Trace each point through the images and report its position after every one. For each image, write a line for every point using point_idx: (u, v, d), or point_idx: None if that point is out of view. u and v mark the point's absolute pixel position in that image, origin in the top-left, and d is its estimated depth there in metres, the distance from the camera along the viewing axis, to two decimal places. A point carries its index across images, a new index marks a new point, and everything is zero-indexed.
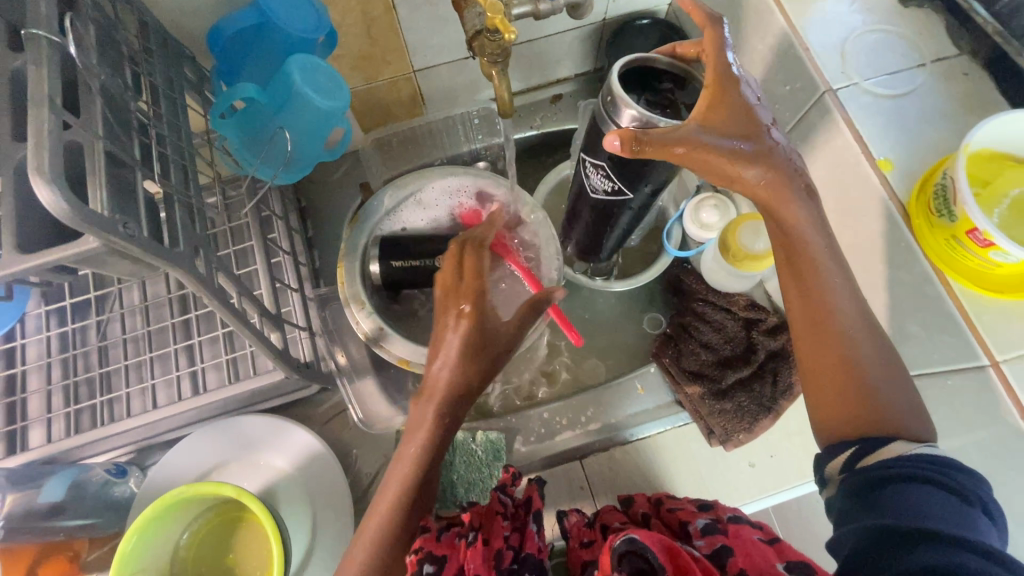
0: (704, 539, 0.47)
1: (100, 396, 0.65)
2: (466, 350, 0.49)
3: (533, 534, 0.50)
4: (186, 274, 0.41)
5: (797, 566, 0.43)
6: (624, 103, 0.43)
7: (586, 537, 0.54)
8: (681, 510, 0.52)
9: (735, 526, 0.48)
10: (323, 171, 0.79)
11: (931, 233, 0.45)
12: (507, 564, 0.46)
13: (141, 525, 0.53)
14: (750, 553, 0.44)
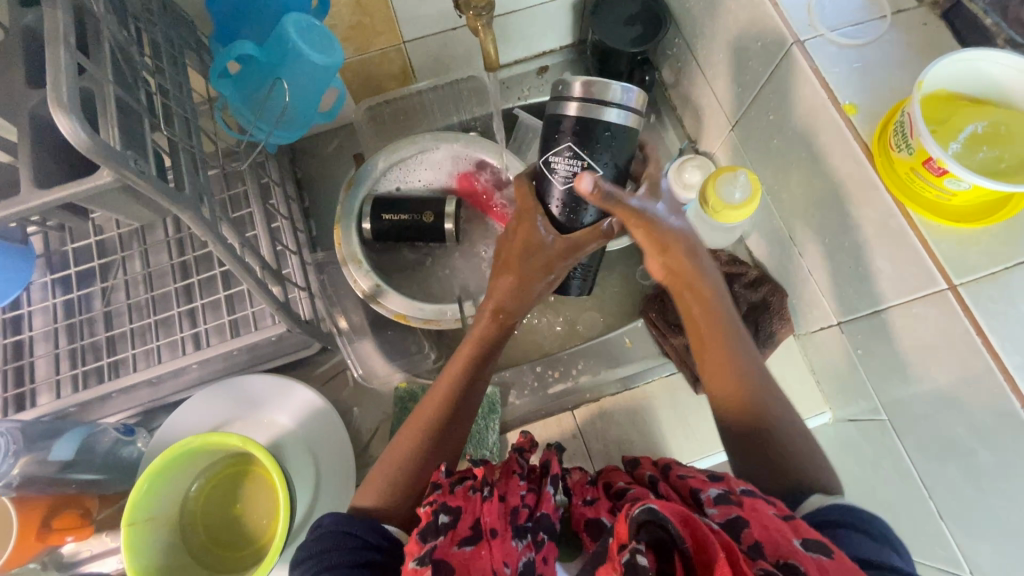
0: (716, 508, 0.41)
1: (105, 358, 0.67)
2: (522, 265, 0.55)
3: (549, 495, 0.44)
4: (192, 217, 0.44)
5: (816, 546, 0.37)
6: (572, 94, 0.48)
7: (589, 494, 0.48)
8: (692, 476, 0.45)
9: (751, 499, 0.40)
10: (317, 144, 0.81)
11: (892, 168, 0.48)
12: (521, 522, 0.42)
13: (153, 471, 0.55)
14: (768, 529, 0.38)
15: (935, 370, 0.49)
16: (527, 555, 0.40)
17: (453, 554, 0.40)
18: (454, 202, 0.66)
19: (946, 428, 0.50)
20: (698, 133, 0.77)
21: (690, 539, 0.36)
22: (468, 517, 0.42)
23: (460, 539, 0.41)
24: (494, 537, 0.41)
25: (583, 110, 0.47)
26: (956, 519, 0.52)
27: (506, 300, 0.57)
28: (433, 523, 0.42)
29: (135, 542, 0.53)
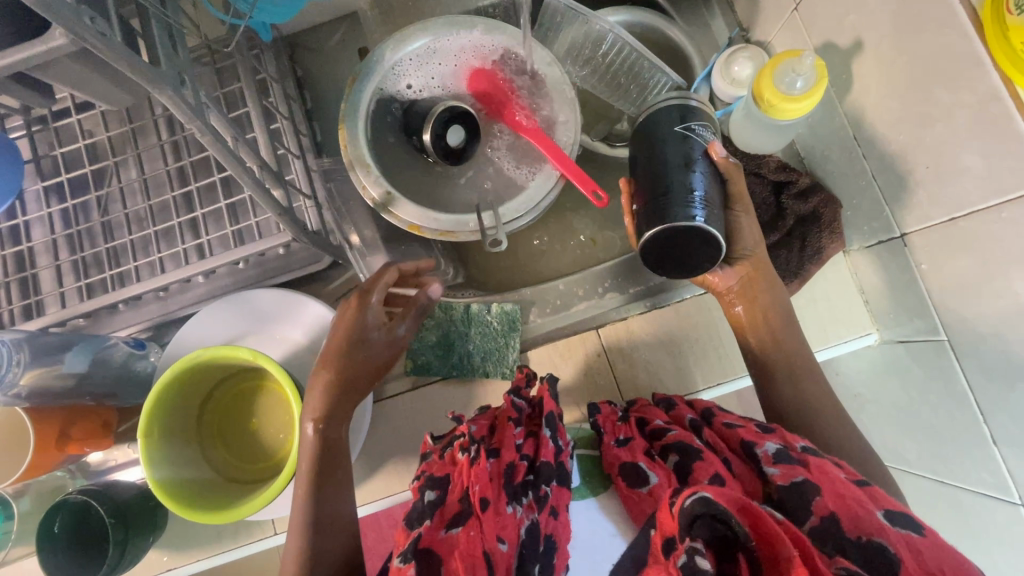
0: (778, 468, 0.42)
1: (108, 270, 0.64)
2: (337, 374, 0.51)
3: (545, 440, 0.47)
4: (171, 98, 0.38)
5: (899, 518, 0.38)
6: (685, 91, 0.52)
7: (621, 434, 0.51)
8: (742, 427, 0.48)
9: (816, 460, 0.42)
10: (318, 36, 0.72)
11: (1005, 39, 0.39)
12: (519, 482, 0.45)
13: (165, 384, 0.53)
14: (843, 496, 0.39)
15: (1018, 283, 0.43)
16: (529, 519, 0.43)
17: (440, 540, 0.42)
18: (433, 119, 0.60)
19: (1020, 347, 0.45)
20: (752, 19, 0.67)
21: (756, 534, 0.35)
22: (455, 490, 0.44)
23: (448, 519, 0.43)
24: (485, 510, 0.42)
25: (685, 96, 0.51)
26: (1012, 444, 0.48)
27: (322, 406, 0.51)
28: (421, 506, 0.44)
29: (151, 452, 0.52)
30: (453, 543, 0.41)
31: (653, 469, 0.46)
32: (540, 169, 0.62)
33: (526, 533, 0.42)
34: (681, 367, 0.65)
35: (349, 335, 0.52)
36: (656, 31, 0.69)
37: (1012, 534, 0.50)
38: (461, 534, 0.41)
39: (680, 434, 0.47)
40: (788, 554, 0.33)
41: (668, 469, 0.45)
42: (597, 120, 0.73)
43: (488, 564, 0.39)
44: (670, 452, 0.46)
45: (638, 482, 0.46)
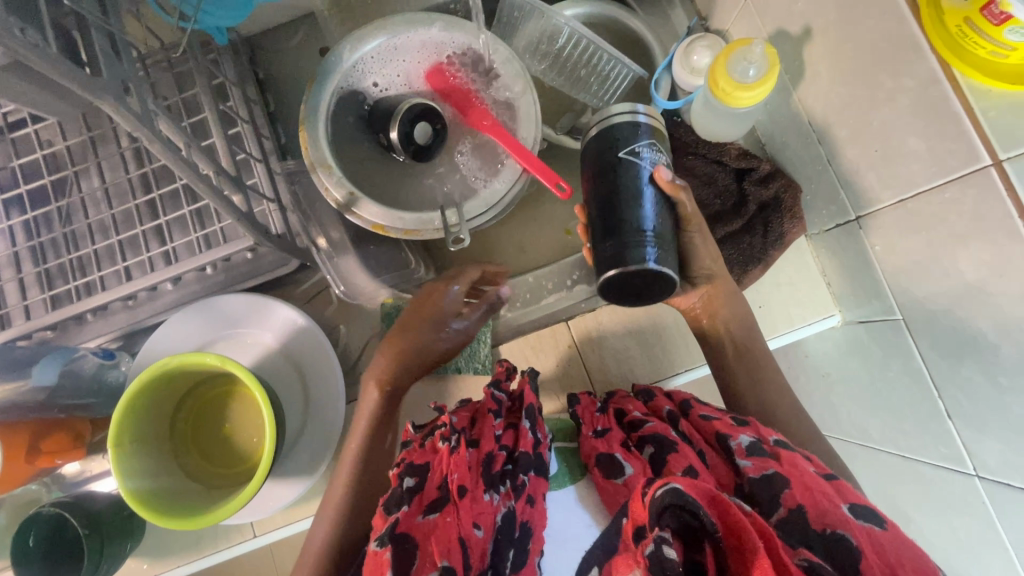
0: (750, 460, 0.44)
1: (74, 280, 0.64)
2: (402, 351, 0.58)
3: (525, 432, 0.47)
4: (115, 107, 0.37)
5: (863, 510, 0.39)
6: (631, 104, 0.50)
7: (600, 425, 0.52)
8: (718, 419, 0.49)
9: (788, 453, 0.44)
10: (279, 37, 0.71)
11: (941, 22, 0.41)
12: (497, 471, 0.45)
13: (134, 393, 0.53)
14: (810, 488, 0.41)
15: (963, 261, 0.44)
16: (505, 507, 0.43)
17: (416, 526, 0.42)
18: (397, 117, 0.59)
19: (967, 325, 0.46)
20: (710, 8, 0.67)
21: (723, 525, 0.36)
22: (434, 477, 0.44)
23: (426, 504, 0.43)
24: (462, 497, 0.42)
25: (632, 114, 0.50)
26: (965, 417, 0.50)
27: (387, 372, 0.58)
28: (398, 494, 0.44)
29: (124, 461, 0.52)
30: (429, 529, 0.41)
31: (629, 460, 0.46)
32: (503, 165, 0.62)
33: (502, 520, 0.42)
34: (648, 357, 0.67)
35: (432, 315, 0.58)
36: (617, 22, 0.70)
37: (968, 504, 0.52)
38: (438, 519, 0.42)
39: (658, 426, 0.48)
40: (753, 544, 0.34)
41: (644, 461, 0.46)
42: (561, 113, 0.73)
43: (463, 550, 0.40)
44: (645, 444, 0.47)
45: (614, 473, 0.46)
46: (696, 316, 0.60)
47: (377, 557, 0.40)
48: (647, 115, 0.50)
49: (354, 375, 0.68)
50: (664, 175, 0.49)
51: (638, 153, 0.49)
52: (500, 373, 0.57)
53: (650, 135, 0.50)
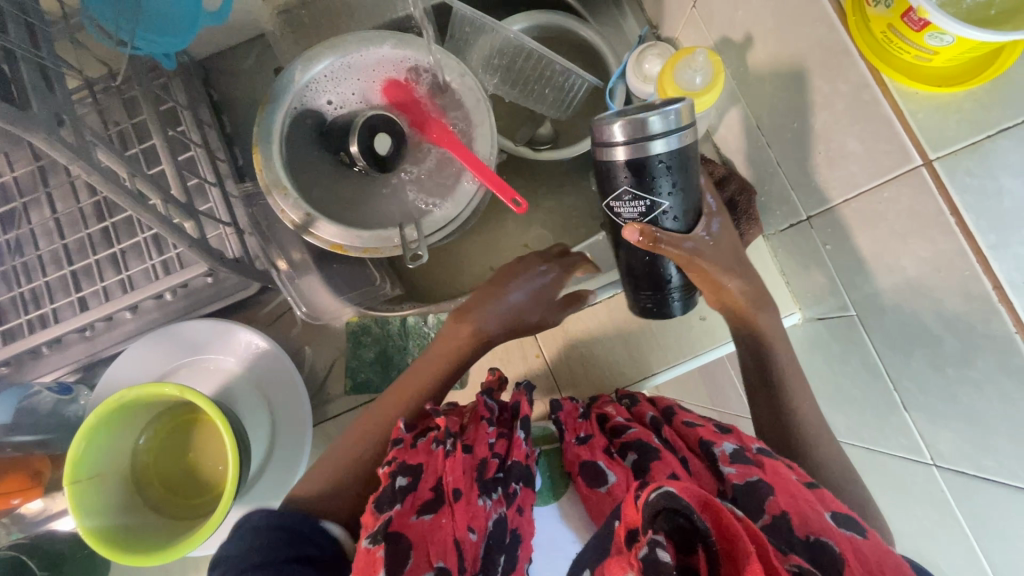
0: (734, 467, 0.42)
1: (27, 313, 0.62)
2: (479, 299, 0.60)
3: (519, 441, 0.46)
4: (48, 140, 0.37)
5: (845, 519, 0.37)
6: (666, 132, 0.44)
7: (582, 431, 0.50)
8: (702, 427, 0.48)
9: (770, 461, 0.42)
10: (232, 59, 0.71)
11: (868, 28, 0.42)
12: (490, 477, 0.42)
13: (90, 429, 0.52)
14: (793, 495, 0.39)
15: (905, 257, 0.46)
16: (496, 513, 0.40)
17: (409, 526, 0.38)
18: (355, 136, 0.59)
19: (914, 318, 0.47)
20: (659, 16, 0.68)
21: (717, 529, 0.31)
22: (429, 478, 0.42)
23: (420, 505, 0.40)
24: (456, 500, 0.40)
25: (638, 150, 0.44)
26: (919, 408, 0.51)
27: (472, 309, 0.59)
28: (389, 491, 0.40)
29: (82, 499, 0.51)
30: (423, 529, 0.38)
31: (612, 468, 0.45)
32: (462, 179, 0.62)
33: (493, 524, 0.40)
34: (624, 360, 0.67)
35: (508, 276, 0.61)
36: (569, 32, 0.70)
37: (928, 494, 0.53)
38: (433, 521, 0.39)
39: (639, 432, 0.46)
40: (747, 551, 0.30)
41: (626, 467, 0.45)
42: (519, 124, 0.74)
43: (459, 554, 0.37)
44: (628, 450, 0.45)
45: (597, 482, 0.45)
46: (730, 294, 0.56)
47: (369, 554, 0.36)
48: (666, 143, 0.44)
49: (322, 396, 0.68)
50: (628, 237, 0.48)
51: (623, 195, 0.48)
52: (491, 382, 0.57)
53: (655, 172, 0.46)
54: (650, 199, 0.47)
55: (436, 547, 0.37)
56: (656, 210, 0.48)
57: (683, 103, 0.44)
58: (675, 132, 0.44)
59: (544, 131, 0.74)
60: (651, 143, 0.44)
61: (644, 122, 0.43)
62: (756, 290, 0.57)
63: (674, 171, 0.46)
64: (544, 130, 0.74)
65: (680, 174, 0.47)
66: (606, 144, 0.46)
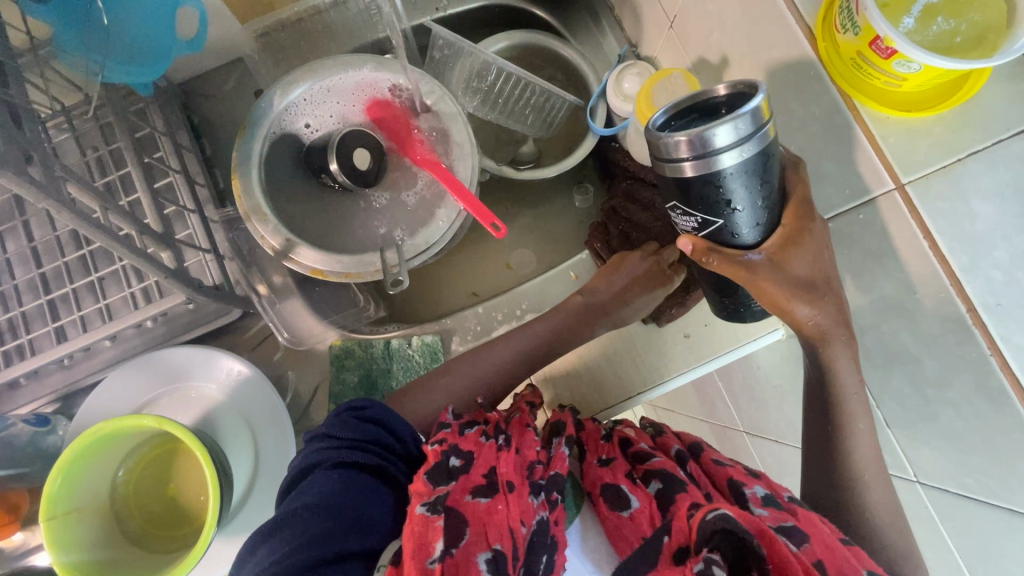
0: (767, 510, 0.40)
1: (4, 343, 0.61)
2: (625, 278, 0.64)
3: (563, 456, 0.45)
4: (16, 180, 0.36)
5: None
6: (736, 142, 0.35)
7: (603, 453, 0.49)
8: (731, 467, 0.46)
9: (804, 511, 0.40)
10: (212, 82, 0.70)
11: (839, 53, 0.42)
12: (535, 479, 0.42)
13: (66, 463, 0.51)
14: (832, 548, 0.37)
15: (882, 278, 0.46)
16: (541, 514, 0.39)
17: (465, 503, 0.38)
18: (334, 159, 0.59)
19: (893, 338, 0.47)
20: (638, 35, 0.69)
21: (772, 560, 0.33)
22: (480, 465, 0.42)
23: (473, 487, 0.40)
24: (511, 491, 0.40)
25: (701, 167, 0.36)
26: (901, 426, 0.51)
27: (604, 283, 0.64)
28: (444, 468, 0.41)
29: (58, 535, 0.50)
30: (478, 510, 0.38)
31: (635, 493, 0.42)
32: (444, 201, 0.62)
33: (537, 524, 0.38)
34: (610, 379, 0.66)
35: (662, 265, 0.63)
36: (549, 51, 0.71)
37: (911, 510, 0.53)
38: (487, 504, 0.38)
39: (664, 463, 0.45)
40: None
41: (649, 493, 0.42)
42: (503, 144, 0.74)
43: (511, 542, 0.36)
44: (652, 477, 0.43)
45: (619, 504, 0.42)
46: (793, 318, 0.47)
47: (426, 520, 0.36)
48: (735, 154, 0.35)
49: (306, 421, 0.67)
50: (678, 247, 0.44)
51: (678, 208, 0.42)
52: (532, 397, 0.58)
53: (722, 187, 0.37)
54: (708, 218, 0.40)
55: (494, 529, 0.37)
56: (714, 226, 0.41)
57: (761, 97, 0.34)
58: (750, 139, 0.35)
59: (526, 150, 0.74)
60: (717, 156, 0.35)
61: (707, 134, 0.34)
62: (836, 314, 0.47)
63: (746, 182, 0.38)
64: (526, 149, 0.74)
65: (755, 182, 0.38)
66: (663, 156, 0.37)
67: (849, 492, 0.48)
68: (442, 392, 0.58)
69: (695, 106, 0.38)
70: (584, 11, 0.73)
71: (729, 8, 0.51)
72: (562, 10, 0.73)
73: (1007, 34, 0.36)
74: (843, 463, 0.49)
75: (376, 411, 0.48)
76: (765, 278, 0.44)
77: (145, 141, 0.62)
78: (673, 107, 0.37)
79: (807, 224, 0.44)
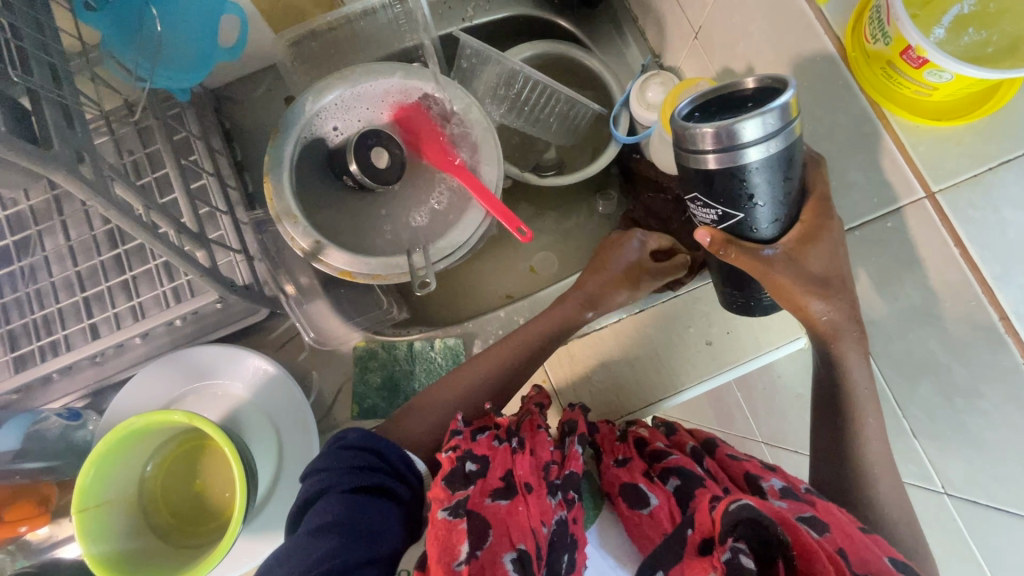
0: (786, 501, 0.39)
1: (39, 339, 0.63)
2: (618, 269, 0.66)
3: (578, 453, 0.45)
4: (68, 178, 0.38)
5: (905, 566, 0.35)
6: (763, 135, 0.35)
7: (620, 453, 0.49)
8: (747, 461, 0.46)
9: (821, 500, 0.40)
10: (244, 89, 0.72)
11: (868, 62, 0.42)
12: (552, 479, 0.42)
13: (97, 458, 0.52)
14: (850, 536, 0.36)
15: (910, 286, 0.46)
16: (560, 514, 0.39)
17: (486, 507, 0.38)
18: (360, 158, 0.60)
19: (920, 345, 0.47)
20: (662, 46, 0.70)
21: (795, 545, 0.33)
22: (497, 468, 0.41)
23: (493, 490, 0.40)
24: (529, 492, 0.40)
25: (727, 159, 0.37)
26: (928, 435, 0.50)
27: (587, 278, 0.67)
28: (461, 472, 0.41)
29: (89, 527, 0.51)
30: (499, 513, 0.38)
31: (653, 490, 0.42)
32: (469, 204, 0.63)
33: (556, 524, 0.38)
34: (631, 386, 0.65)
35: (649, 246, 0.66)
36: (574, 60, 0.72)
37: (937, 522, 0.52)
38: (508, 506, 0.39)
39: (681, 459, 0.44)
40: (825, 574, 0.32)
41: (668, 491, 0.42)
42: (524, 151, 0.75)
43: (534, 543, 0.37)
44: (670, 475, 0.43)
45: (639, 503, 0.42)
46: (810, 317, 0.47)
47: (450, 525, 0.37)
48: (761, 149, 0.36)
49: (328, 421, 0.68)
50: (695, 238, 0.44)
51: (697, 200, 0.42)
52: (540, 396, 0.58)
53: (746, 181, 0.38)
54: (729, 210, 0.41)
55: (516, 531, 0.37)
56: (734, 220, 0.42)
57: (790, 93, 0.34)
58: (776, 135, 0.36)
59: (548, 157, 0.75)
60: (743, 151, 0.36)
61: (735, 126, 0.35)
62: (849, 310, 0.48)
63: (769, 177, 0.38)
64: (548, 157, 0.75)
65: (777, 178, 0.39)
66: (689, 146, 0.37)
67: (876, 501, 0.48)
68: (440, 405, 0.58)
69: (718, 98, 0.38)
70: (608, 21, 0.75)
71: (755, 19, 0.52)
72: (586, 21, 0.75)
73: None
74: (870, 471, 0.48)
75: (355, 438, 0.45)
76: (782, 274, 0.44)
77: (180, 145, 0.64)
78: (698, 98, 0.38)
79: (827, 224, 0.44)
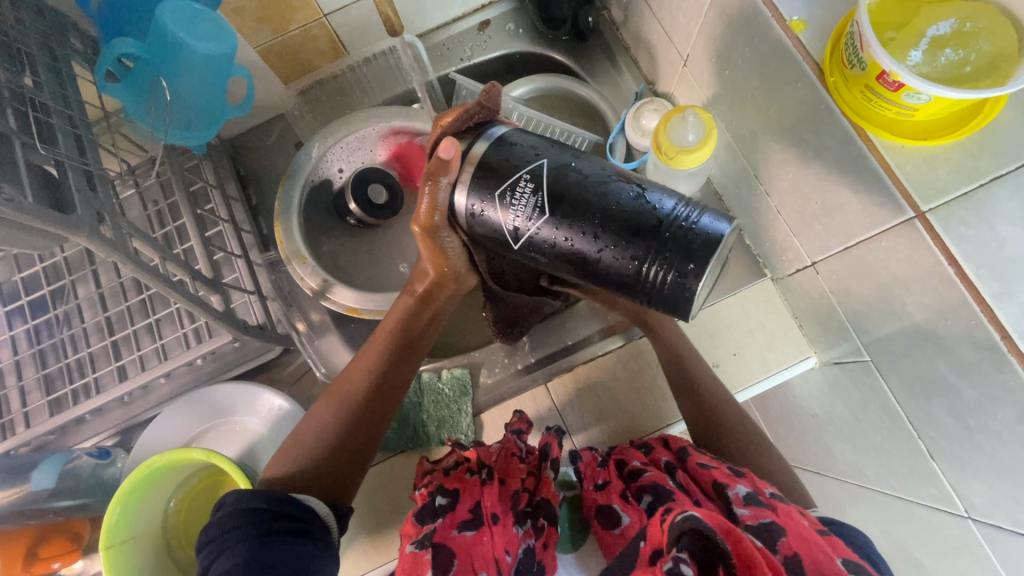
0: (748, 509, 0.42)
1: (74, 382, 0.66)
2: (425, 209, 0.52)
3: (549, 481, 0.51)
4: (90, 240, 0.41)
5: (857, 566, 0.36)
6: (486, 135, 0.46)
7: (600, 478, 0.52)
8: (715, 468, 0.48)
9: (783, 504, 0.42)
10: (258, 137, 0.77)
11: (848, 87, 0.43)
12: (521, 509, 0.48)
13: (124, 496, 0.54)
14: (806, 539, 0.38)
15: (910, 304, 0.45)
16: (527, 542, 0.45)
17: (453, 538, 0.44)
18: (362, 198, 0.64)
19: (927, 364, 0.46)
20: (655, 73, 0.71)
21: (736, 552, 0.35)
22: (466, 501, 0.48)
23: (460, 521, 0.46)
24: (496, 523, 0.45)
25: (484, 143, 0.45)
26: (947, 458, 0.48)
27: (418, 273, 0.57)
28: (431, 506, 0.48)
29: (115, 564, 0.53)
30: (466, 543, 0.44)
31: (627, 511, 0.47)
32: None
33: (525, 552, 0.44)
34: (640, 412, 0.65)
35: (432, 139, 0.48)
36: (570, 90, 0.74)
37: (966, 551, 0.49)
38: (476, 537, 0.44)
39: (655, 475, 0.47)
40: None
41: (640, 510, 0.46)
42: None
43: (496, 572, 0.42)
44: (643, 493, 0.47)
45: (611, 523, 0.47)
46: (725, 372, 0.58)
47: (416, 557, 0.43)
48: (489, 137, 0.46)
49: None
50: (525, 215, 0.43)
51: (507, 196, 0.43)
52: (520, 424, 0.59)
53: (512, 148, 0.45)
54: (527, 170, 0.43)
55: (480, 559, 0.43)
56: (536, 168, 0.44)
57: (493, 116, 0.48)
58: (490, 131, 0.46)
59: None
60: (490, 128, 0.46)
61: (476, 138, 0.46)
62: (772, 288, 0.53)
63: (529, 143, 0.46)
64: None
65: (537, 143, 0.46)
66: (484, 238, 0.47)
67: None
68: (305, 442, 0.51)
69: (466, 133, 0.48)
70: (601, 52, 0.76)
71: (739, 48, 0.53)
72: (580, 53, 0.77)
73: (1019, 62, 0.37)
74: None
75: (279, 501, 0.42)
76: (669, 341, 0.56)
77: (198, 194, 0.68)
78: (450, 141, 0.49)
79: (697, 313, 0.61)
